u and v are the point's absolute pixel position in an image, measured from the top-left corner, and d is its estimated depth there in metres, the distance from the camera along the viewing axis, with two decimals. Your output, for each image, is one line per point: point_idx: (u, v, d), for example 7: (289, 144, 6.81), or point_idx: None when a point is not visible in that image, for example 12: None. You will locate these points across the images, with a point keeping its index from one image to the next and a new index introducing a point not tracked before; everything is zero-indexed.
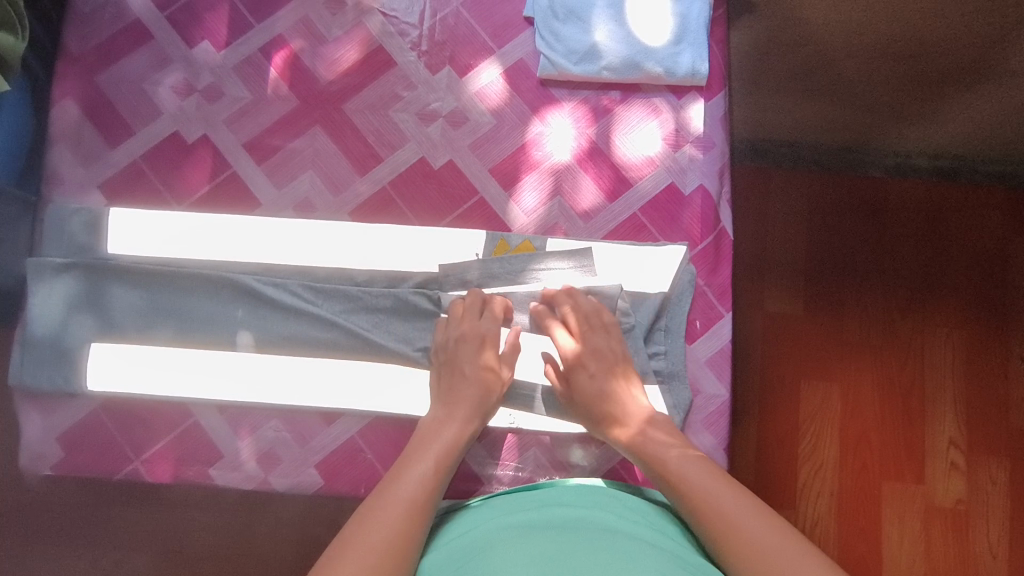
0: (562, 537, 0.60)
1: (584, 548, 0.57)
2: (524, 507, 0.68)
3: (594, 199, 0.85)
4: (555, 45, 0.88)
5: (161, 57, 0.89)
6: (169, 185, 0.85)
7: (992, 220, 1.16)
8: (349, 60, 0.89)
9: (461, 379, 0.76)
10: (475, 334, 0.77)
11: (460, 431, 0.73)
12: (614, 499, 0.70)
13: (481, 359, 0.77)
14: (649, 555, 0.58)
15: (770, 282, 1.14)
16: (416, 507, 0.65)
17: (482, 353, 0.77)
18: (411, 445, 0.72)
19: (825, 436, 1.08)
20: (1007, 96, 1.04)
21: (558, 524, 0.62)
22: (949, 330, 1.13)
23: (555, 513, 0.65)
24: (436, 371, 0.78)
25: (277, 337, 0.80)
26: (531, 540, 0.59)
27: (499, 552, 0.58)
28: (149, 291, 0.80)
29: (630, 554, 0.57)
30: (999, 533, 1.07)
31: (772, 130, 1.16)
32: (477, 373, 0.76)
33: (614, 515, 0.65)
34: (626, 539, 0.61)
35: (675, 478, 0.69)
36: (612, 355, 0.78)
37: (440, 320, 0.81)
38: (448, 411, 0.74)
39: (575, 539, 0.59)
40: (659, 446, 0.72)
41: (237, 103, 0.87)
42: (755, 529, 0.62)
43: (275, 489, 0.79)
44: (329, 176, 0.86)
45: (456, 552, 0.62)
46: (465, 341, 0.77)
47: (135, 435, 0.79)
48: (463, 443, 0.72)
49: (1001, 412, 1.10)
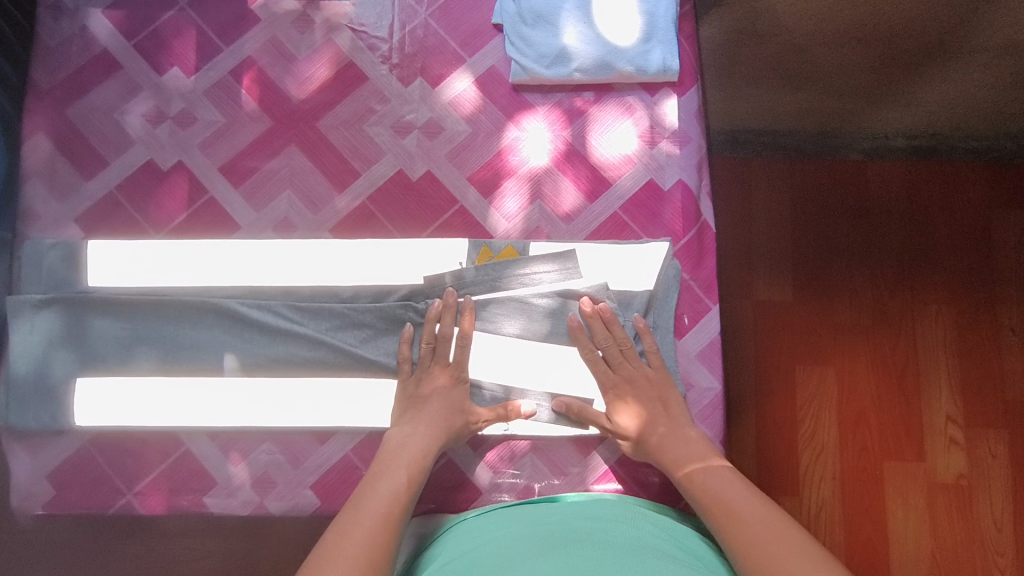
0: (566, 545, 0.59)
1: (615, 561, 0.56)
2: (546, 518, 0.66)
3: (575, 201, 0.85)
4: (525, 51, 0.88)
5: (131, 86, 0.88)
6: (146, 213, 0.85)
7: (974, 194, 1.16)
8: (321, 77, 0.89)
9: (425, 409, 0.75)
10: (445, 367, 0.77)
11: (422, 454, 0.72)
12: (638, 513, 0.68)
13: (450, 392, 0.76)
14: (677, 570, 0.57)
15: (758, 269, 1.13)
16: (387, 525, 0.63)
17: (451, 387, 0.77)
18: (375, 465, 0.71)
19: (824, 419, 1.08)
20: (973, 73, 1.11)
21: (584, 536, 0.61)
22: (938, 308, 1.13)
23: (580, 525, 0.64)
24: (399, 392, 0.77)
25: (263, 359, 0.79)
26: (563, 550, 0.58)
27: (529, 560, 0.56)
28: (131, 320, 0.80)
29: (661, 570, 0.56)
30: (1003, 506, 1.06)
31: (749, 121, 1.15)
32: (443, 405, 0.75)
33: (640, 530, 0.64)
34: (640, 547, 0.60)
35: (711, 499, 0.68)
36: (644, 381, 0.77)
37: (407, 332, 0.78)
38: (410, 434, 0.73)
39: (589, 548, 0.58)
40: (698, 466, 0.71)
41: (210, 127, 0.87)
42: (782, 548, 0.60)
43: (272, 513, 0.78)
44: (309, 195, 0.86)
45: (478, 555, 0.60)
46: (436, 375, 0.77)
47: (127, 468, 0.78)
48: (429, 458, 0.72)
49: (995, 384, 1.10)
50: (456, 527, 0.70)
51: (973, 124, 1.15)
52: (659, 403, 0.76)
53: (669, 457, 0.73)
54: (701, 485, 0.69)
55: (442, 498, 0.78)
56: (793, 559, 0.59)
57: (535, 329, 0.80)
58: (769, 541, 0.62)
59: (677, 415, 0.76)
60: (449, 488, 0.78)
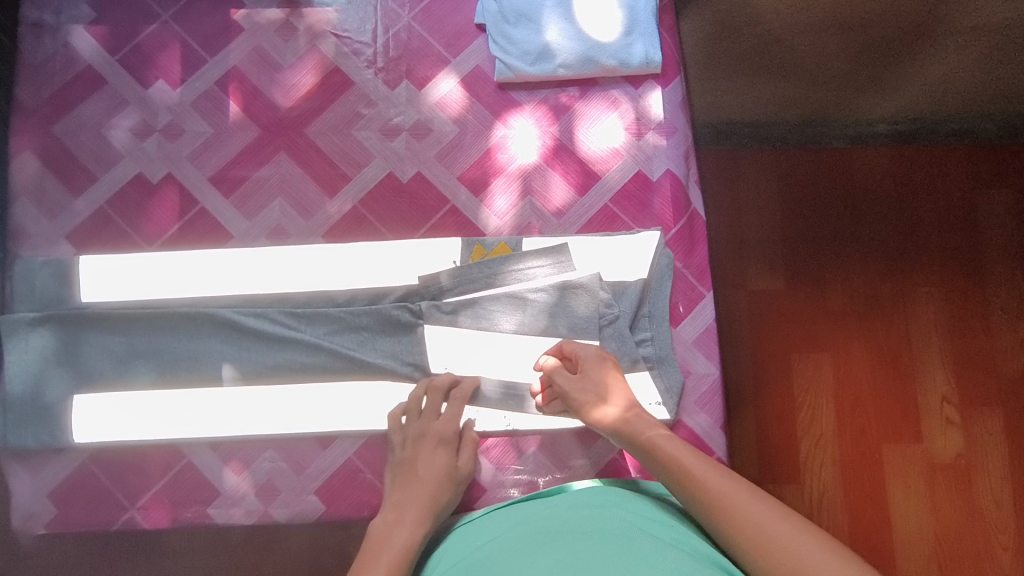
0: (574, 539, 0.58)
1: (619, 551, 0.55)
2: (538, 513, 0.66)
3: (565, 196, 0.86)
4: (509, 49, 0.89)
5: (116, 100, 0.88)
6: (137, 227, 0.85)
7: (957, 177, 1.17)
8: (307, 84, 0.89)
9: (421, 481, 0.72)
10: (435, 432, 0.75)
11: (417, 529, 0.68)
12: (631, 498, 0.68)
13: (443, 459, 0.74)
14: (680, 555, 0.56)
15: (749, 260, 1.13)
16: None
17: (443, 455, 0.74)
18: (358, 559, 0.65)
19: (822, 405, 1.08)
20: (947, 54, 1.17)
21: (586, 527, 0.60)
22: (928, 289, 1.13)
23: (573, 515, 0.63)
24: (392, 473, 0.75)
25: (262, 367, 0.79)
26: (555, 544, 0.57)
27: (522, 558, 0.56)
28: (124, 334, 0.79)
29: (656, 552, 0.55)
30: (1002, 484, 1.07)
31: (731, 112, 1.16)
32: (440, 475, 0.73)
33: (634, 514, 0.63)
34: (647, 536, 0.59)
35: (724, 511, 0.60)
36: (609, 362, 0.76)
37: (395, 414, 0.77)
38: (403, 508, 0.70)
39: (595, 540, 0.57)
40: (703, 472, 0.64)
41: (198, 138, 0.87)
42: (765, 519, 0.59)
43: (277, 521, 0.77)
44: (300, 202, 0.86)
45: (474, 560, 0.60)
46: (429, 442, 0.74)
47: (128, 484, 0.78)
48: (414, 550, 0.67)
49: (988, 362, 1.11)
50: (454, 534, 0.70)
51: (951, 107, 1.17)
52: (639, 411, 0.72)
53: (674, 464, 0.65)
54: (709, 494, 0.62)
55: None
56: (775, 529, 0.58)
57: (530, 324, 0.80)
58: (784, 536, 0.57)
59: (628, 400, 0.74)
60: None
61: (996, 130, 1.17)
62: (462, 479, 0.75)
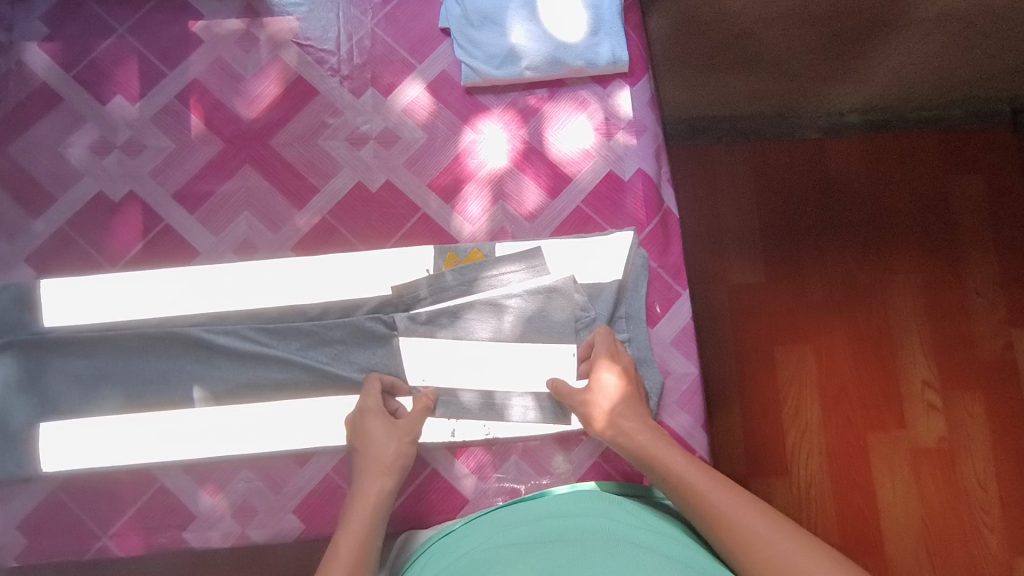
0: (555, 547, 0.56)
1: (602, 560, 0.53)
2: (520, 521, 0.63)
3: (538, 199, 0.85)
4: (474, 53, 0.88)
5: (73, 118, 0.86)
6: (101, 247, 0.82)
7: (929, 163, 1.17)
8: (270, 95, 0.88)
9: (365, 453, 0.71)
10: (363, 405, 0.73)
11: (376, 498, 0.68)
12: (613, 504, 0.66)
13: (381, 421, 0.72)
14: (665, 563, 0.54)
15: (728, 252, 1.13)
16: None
17: (380, 418, 0.73)
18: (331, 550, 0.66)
19: (806, 396, 1.08)
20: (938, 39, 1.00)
21: (570, 535, 0.58)
22: (905, 276, 1.14)
23: (555, 524, 0.61)
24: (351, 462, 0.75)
25: (234, 386, 0.77)
26: (537, 553, 0.55)
27: (502, 566, 0.54)
28: (92, 357, 0.77)
29: (637, 561, 0.53)
30: (985, 465, 1.07)
31: (706, 106, 1.14)
32: (386, 438, 0.71)
33: (616, 521, 0.61)
34: (630, 545, 0.56)
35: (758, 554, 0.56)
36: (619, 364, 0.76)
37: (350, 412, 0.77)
38: (359, 487, 0.70)
39: (577, 548, 0.55)
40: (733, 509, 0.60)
41: (160, 154, 0.85)
42: (744, 514, 0.59)
43: (254, 542, 0.75)
44: (267, 215, 0.84)
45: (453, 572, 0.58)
46: (364, 413, 0.73)
47: (100, 511, 0.75)
48: (373, 521, 0.67)
49: (967, 345, 1.11)
50: (427, 550, 0.66)
51: (921, 93, 1.13)
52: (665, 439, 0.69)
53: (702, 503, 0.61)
54: (740, 536, 0.58)
55: (428, 509, 0.77)
56: (753, 523, 0.58)
57: (506, 330, 0.79)
58: (761, 531, 0.57)
59: (638, 407, 0.73)
60: (434, 498, 0.77)
61: (967, 116, 1.18)
62: (413, 432, 0.73)
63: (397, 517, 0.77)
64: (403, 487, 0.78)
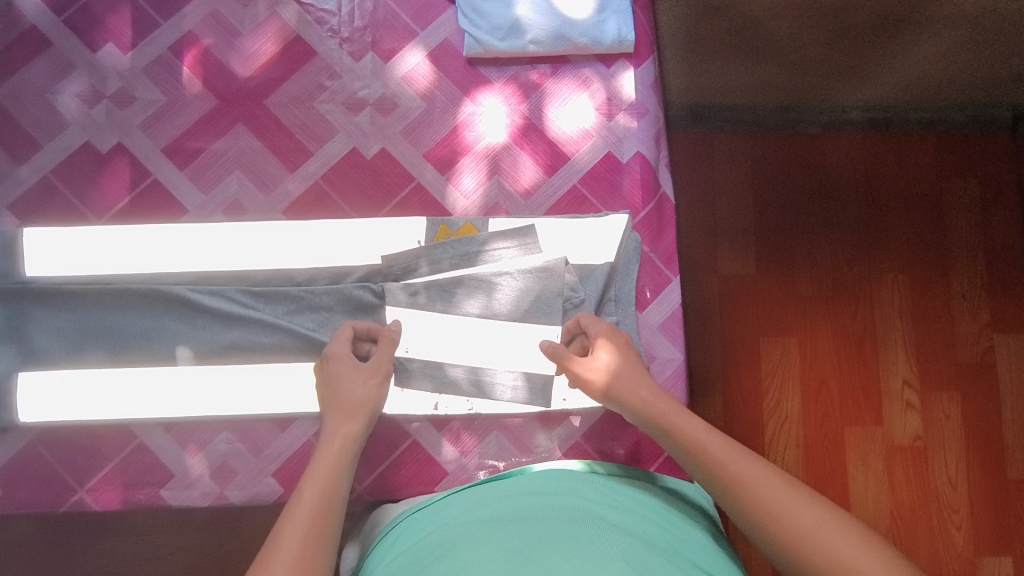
0: (522, 526, 0.56)
1: (568, 540, 0.53)
2: (490, 499, 0.63)
3: (533, 176, 0.85)
4: (478, 22, 0.86)
5: (62, 64, 0.84)
6: (86, 198, 0.81)
7: (926, 164, 1.17)
8: (267, 53, 0.86)
9: (333, 398, 0.70)
10: (333, 349, 0.72)
11: (344, 439, 0.67)
12: (587, 484, 0.66)
13: (347, 366, 0.71)
14: (631, 544, 0.54)
15: (721, 243, 1.13)
16: (322, 513, 0.59)
17: (348, 361, 0.72)
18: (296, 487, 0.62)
19: (787, 388, 1.09)
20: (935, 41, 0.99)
21: (537, 515, 0.58)
22: (894, 276, 1.14)
23: (524, 503, 0.61)
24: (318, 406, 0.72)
25: (217, 347, 0.76)
26: (502, 533, 0.55)
27: (468, 545, 0.54)
28: (74, 311, 0.76)
29: (599, 542, 0.53)
30: (957, 465, 1.09)
31: (709, 94, 1.12)
32: (355, 380, 0.70)
33: (584, 501, 0.61)
34: (597, 524, 0.57)
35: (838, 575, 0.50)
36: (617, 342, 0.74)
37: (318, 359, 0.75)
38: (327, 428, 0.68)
39: (544, 528, 0.55)
40: (802, 518, 0.54)
41: (151, 106, 0.83)
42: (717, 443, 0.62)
43: (233, 502, 0.76)
44: (259, 176, 0.83)
45: (423, 547, 0.58)
46: (330, 360, 0.72)
47: (77, 465, 0.75)
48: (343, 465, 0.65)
49: (948, 347, 1.13)
50: (399, 527, 0.66)
51: (922, 95, 1.13)
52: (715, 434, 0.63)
53: (741, 485, 0.58)
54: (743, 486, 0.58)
55: (407, 479, 0.77)
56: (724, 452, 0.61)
57: (495, 307, 0.79)
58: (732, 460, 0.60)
59: (641, 373, 0.71)
60: (414, 469, 0.78)
61: (967, 120, 1.17)
62: (381, 373, 0.72)
63: (375, 486, 0.77)
64: (383, 457, 0.78)
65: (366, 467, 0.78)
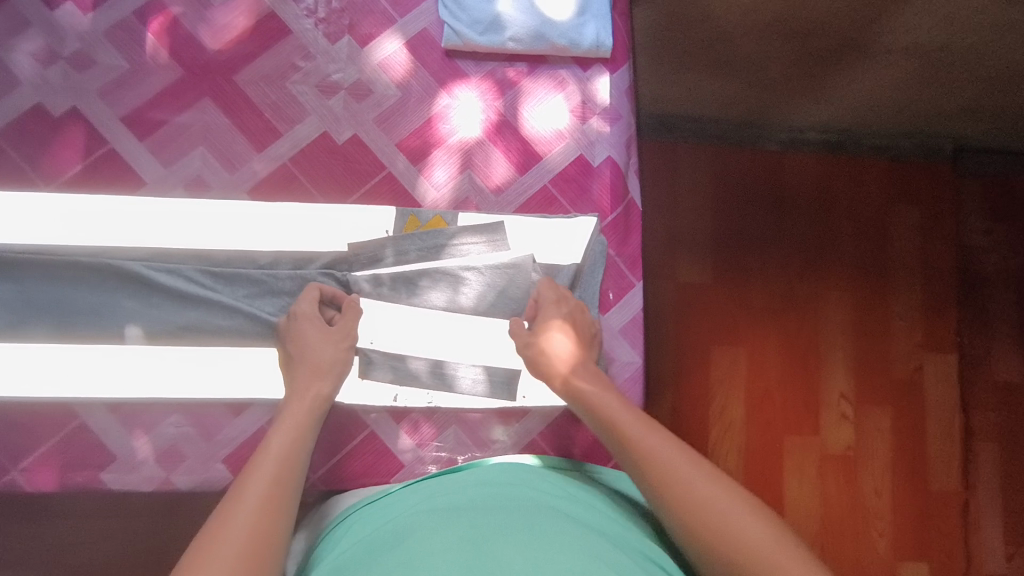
0: (474, 514, 0.57)
1: (518, 528, 0.54)
2: (444, 489, 0.64)
3: (505, 172, 0.85)
4: (459, 15, 0.86)
5: (16, 20, 0.79)
6: (35, 163, 0.77)
7: (873, 189, 1.24)
8: (239, 27, 0.83)
9: (299, 358, 0.70)
10: (299, 309, 0.73)
11: (312, 400, 0.68)
12: (540, 476, 0.67)
13: (314, 326, 0.72)
14: (580, 533, 0.56)
15: (680, 251, 1.17)
16: (284, 470, 0.59)
17: (314, 322, 0.72)
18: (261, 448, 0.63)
19: (733, 395, 1.13)
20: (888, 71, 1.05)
21: (490, 504, 0.59)
22: (838, 294, 1.20)
23: (477, 492, 0.62)
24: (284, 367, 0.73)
25: (170, 327, 0.74)
26: (454, 521, 0.56)
27: (420, 532, 0.54)
28: (16, 281, 0.72)
29: (549, 530, 0.55)
30: (884, 475, 1.16)
31: (677, 105, 1.15)
32: (321, 340, 0.71)
33: (536, 491, 0.62)
34: (547, 513, 0.58)
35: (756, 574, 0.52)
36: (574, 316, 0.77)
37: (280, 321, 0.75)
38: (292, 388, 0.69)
39: (495, 516, 0.56)
40: (719, 509, 0.56)
41: (111, 72, 0.80)
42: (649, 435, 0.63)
43: (179, 488, 0.73)
44: (224, 153, 0.80)
45: (375, 536, 0.58)
46: (296, 318, 0.73)
47: (13, 442, 0.71)
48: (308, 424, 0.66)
49: (884, 363, 1.19)
50: (351, 517, 0.65)
51: (874, 122, 1.19)
52: (661, 433, 0.63)
53: (667, 476, 0.59)
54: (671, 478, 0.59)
55: (362, 470, 0.77)
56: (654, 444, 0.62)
57: (461, 301, 0.79)
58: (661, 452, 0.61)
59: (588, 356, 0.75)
60: (370, 461, 0.77)
61: (915, 147, 1.24)
62: (347, 337, 0.73)
63: (329, 476, 0.76)
64: (339, 447, 0.77)
65: (321, 457, 0.77)
